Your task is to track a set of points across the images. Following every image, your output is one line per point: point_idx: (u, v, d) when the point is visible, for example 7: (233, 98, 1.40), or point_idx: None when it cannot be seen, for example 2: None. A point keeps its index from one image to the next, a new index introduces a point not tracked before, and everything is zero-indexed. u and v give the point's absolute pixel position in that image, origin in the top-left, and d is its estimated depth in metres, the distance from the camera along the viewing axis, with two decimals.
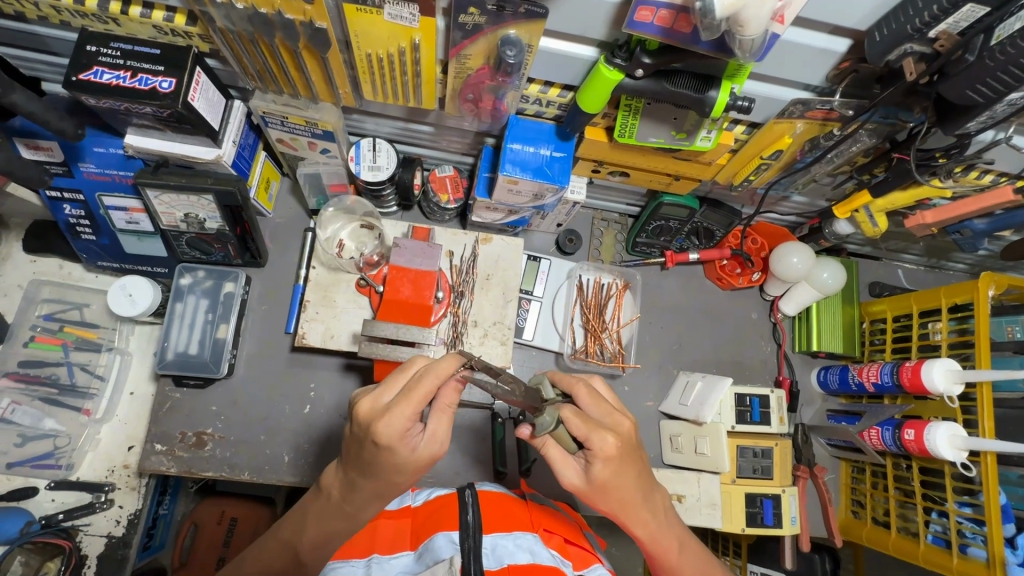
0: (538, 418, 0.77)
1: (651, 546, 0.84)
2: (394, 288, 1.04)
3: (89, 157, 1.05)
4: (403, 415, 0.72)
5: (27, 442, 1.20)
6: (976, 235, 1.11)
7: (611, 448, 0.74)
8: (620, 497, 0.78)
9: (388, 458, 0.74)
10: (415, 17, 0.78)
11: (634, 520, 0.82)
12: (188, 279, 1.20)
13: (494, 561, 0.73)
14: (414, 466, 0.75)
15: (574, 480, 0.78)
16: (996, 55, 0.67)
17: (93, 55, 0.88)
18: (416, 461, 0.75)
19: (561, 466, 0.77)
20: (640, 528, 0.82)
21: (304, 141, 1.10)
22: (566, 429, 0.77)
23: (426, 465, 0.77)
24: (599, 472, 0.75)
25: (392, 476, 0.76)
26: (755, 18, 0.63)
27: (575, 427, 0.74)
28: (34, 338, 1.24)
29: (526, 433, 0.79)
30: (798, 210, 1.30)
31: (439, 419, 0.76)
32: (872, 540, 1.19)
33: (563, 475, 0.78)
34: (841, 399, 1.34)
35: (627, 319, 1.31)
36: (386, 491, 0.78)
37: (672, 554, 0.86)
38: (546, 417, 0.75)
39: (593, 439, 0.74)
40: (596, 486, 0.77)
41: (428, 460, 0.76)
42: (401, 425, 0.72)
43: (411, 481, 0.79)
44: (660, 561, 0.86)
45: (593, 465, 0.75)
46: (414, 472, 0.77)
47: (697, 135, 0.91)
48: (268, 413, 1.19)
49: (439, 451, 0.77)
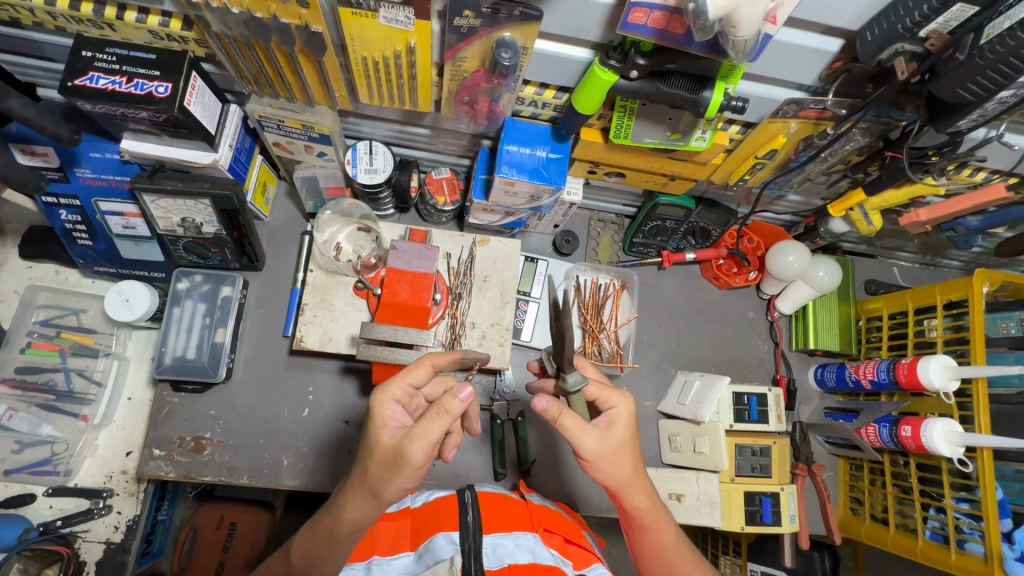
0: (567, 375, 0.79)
1: (648, 520, 0.83)
2: (392, 290, 1.03)
3: (85, 162, 1.05)
4: (396, 386, 0.77)
5: (25, 448, 1.20)
6: (969, 232, 1.12)
7: (630, 409, 0.79)
8: (628, 467, 0.78)
9: (369, 430, 0.76)
10: (410, 20, 0.79)
11: (627, 492, 0.80)
12: (185, 284, 1.20)
13: (494, 560, 0.75)
14: (382, 452, 0.73)
15: (589, 447, 0.76)
16: (987, 54, 0.68)
17: (88, 61, 0.88)
18: (382, 442, 0.73)
19: (580, 433, 0.75)
20: (636, 497, 0.81)
21: (301, 144, 1.09)
22: (580, 398, 0.81)
23: (393, 462, 0.71)
24: (614, 434, 0.77)
25: (365, 458, 0.76)
26: (748, 18, 0.63)
27: (597, 390, 0.80)
28: (31, 344, 1.24)
29: (542, 404, 0.74)
30: (793, 209, 1.32)
31: (428, 420, 0.70)
32: (871, 536, 1.20)
33: (581, 442, 0.75)
34: (838, 397, 1.35)
35: (626, 319, 1.32)
36: (362, 487, 0.75)
37: (666, 532, 0.85)
38: (576, 375, 0.79)
39: (606, 400, 0.80)
40: (611, 451, 0.77)
41: (393, 451, 0.72)
42: (388, 392, 0.76)
43: (382, 486, 0.73)
44: (655, 537, 0.85)
45: (610, 428, 0.78)
46: (383, 467, 0.72)
47: (692, 135, 0.92)
48: (266, 417, 1.18)
49: (405, 449, 0.70)
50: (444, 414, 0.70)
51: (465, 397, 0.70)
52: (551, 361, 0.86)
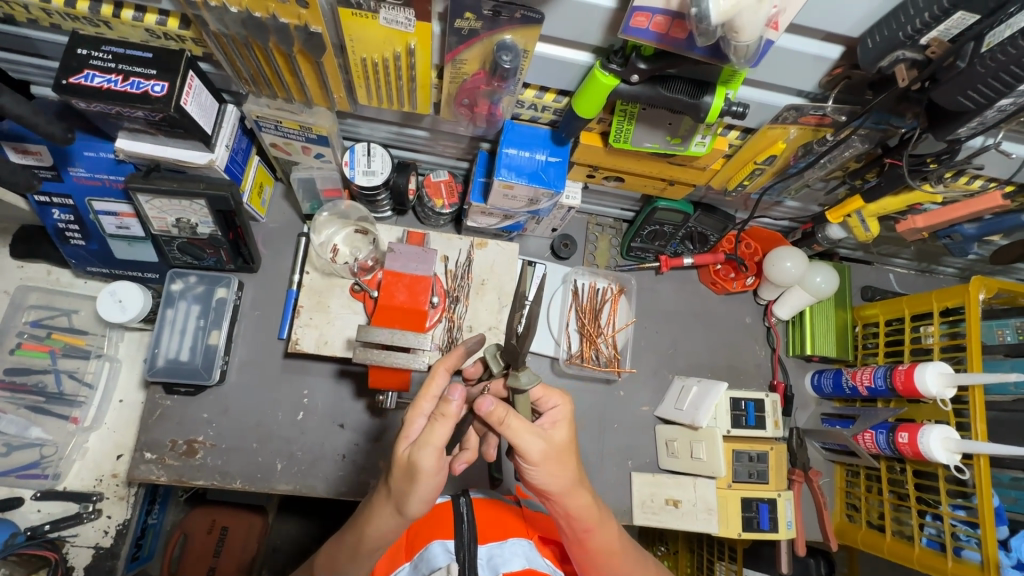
0: (518, 377, 0.77)
1: (591, 523, 0.81)
2: (389, 293, 1.02)
3: (80, 161, 1.04)
4: (426, 401, 0.76)
5: (13, 451, 1.18)
6: (965, 240, 1.12)
7: (566, 410, 0.80)
8: (569, 467, 0.77)
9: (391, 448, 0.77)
10: (411, 22, 0.78)
11: (570, 495, 0.78)
12: (179, 285, 1.18)
13: (489, 570, 0.75)
14: (400, 465, 0.73)
15: (535, 450, 0.73)
16: (988, 62, 0.68)
17: (83, 59, 0.87)
18: (399, 455, 0.74)
19: (525, 435, 0.72)
20: (579, 500, 0.79)
21: (298, 146, 1.08)
22: (522, 399, 0.79)
23: (409, 472, 0.71)
24: (557, 434, 0.77)
25: (389, 472, 0.76)
26: (750, 24, 0.63)
27: (536, 391, 0.80)
28: (20, 345, 1.22)
29: (488, 406, 0.71)
30: (790, 215, 1.33)
31: (431, 425, 0.71)
32: (867, 543, 1.19)
33: (527, 443, 0.72)
34: (835, 403, 1.36)
35: (623, 324, 1.30)
36: (388, 502, 0.75)
37: (608, 531, 0.84)
38: (527, 375, 0.77)
39: (547, 401, 0.80)
40: (553, 450, 0.75)
41: (408, 462, 0.72)
42: (419, 409, 0.75)
43: (404, 497, 0.72)
44: (597, 540, 0.83)
45: (553, 428, 0.77)
46: (402, 478, 0.72)
47: (691, 140, 0.92)
48: (259, 421, 1.17)
49: (416, 457, 0.70)
50: (444, 418, 0.71)
51: (458, 398, 0.71)
52: (495, 360, 0.81)
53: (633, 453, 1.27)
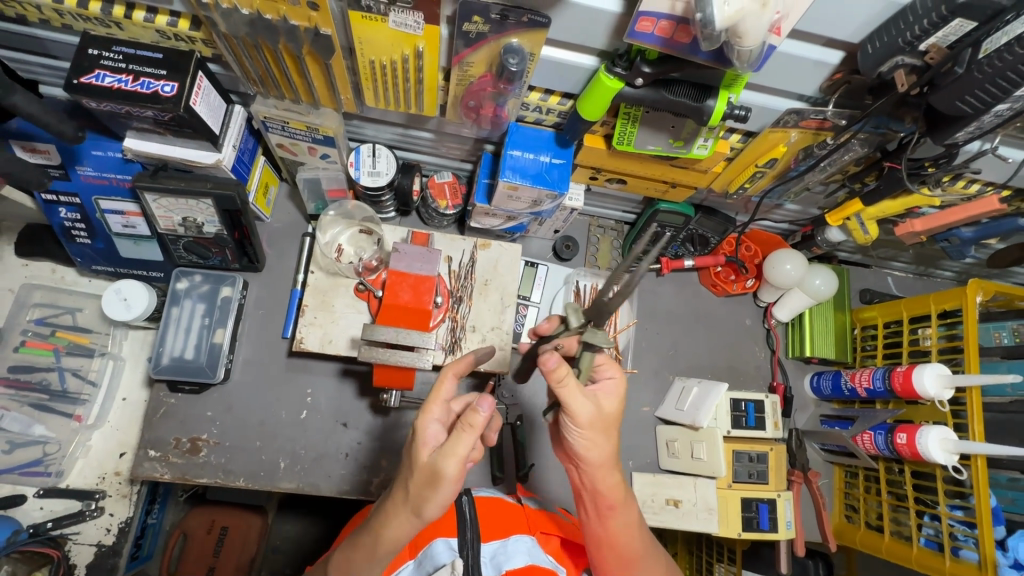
0: (593, 334, 0.73)
1: (614, 500, 0.84)
2: (393, 293, 1.03)
3: (87, 160, 1.05)
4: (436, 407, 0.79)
5: (15, 449, 1.18)
6: (963, 243, 1.13)
7: (620, 386, 0.81)
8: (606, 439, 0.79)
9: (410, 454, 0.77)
10: (419, 24, 0.80)
11: (602, 466, 0.81)
12: (184, 284, 1.20)
13: (493, 568, 0.77)
14: (423, 472, 0.73)
15: (585, 412, 0.75)
16: (985, 68, 0.69)
17: (94, 59, 0.88)
18: (422, 462, 0.74)
19: (577, 397, 0.74)
20: (608, 472, 0.82)
21: (304, 146, 1.10)
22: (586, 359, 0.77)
23: (433, 479, 0.71)
24: (608, 404, 0.79)
25: (407, 475, 0.76)
26: (753, 29, 0.64)
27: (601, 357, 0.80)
28: (24, 342, 1.22)
29: (554, 363, 0.70)
30: (789, 219, 1.34)
31: (456, 436, 0.71)
32: (865, 543, 1.21)
33: (576, 405, 0.74)
34: (833, 404, 1.37)
35: (625, 324, 1.31)
36: (406, 505, 0.75)
37: (630, 512, 0.86)
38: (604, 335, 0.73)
39: (605, 369, 0.81)
40: (598, 418, 0.77)
41: (431, 471, 0.71)
42: (429, 414, 0.78)
43: (426, 503, 0.72)
44: (614, 520, 0.85)
45: (604, 398, 0.79)
46: (424, 484, 0.72)
47: (693, 143, 0.94)
48: (262, 419, 1.18)
49: (442, 467, 0.70)
50: (470, 429, 0.71)
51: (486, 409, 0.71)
52: (576, 313, 0.75)
53: (633, 453, 1.28)
